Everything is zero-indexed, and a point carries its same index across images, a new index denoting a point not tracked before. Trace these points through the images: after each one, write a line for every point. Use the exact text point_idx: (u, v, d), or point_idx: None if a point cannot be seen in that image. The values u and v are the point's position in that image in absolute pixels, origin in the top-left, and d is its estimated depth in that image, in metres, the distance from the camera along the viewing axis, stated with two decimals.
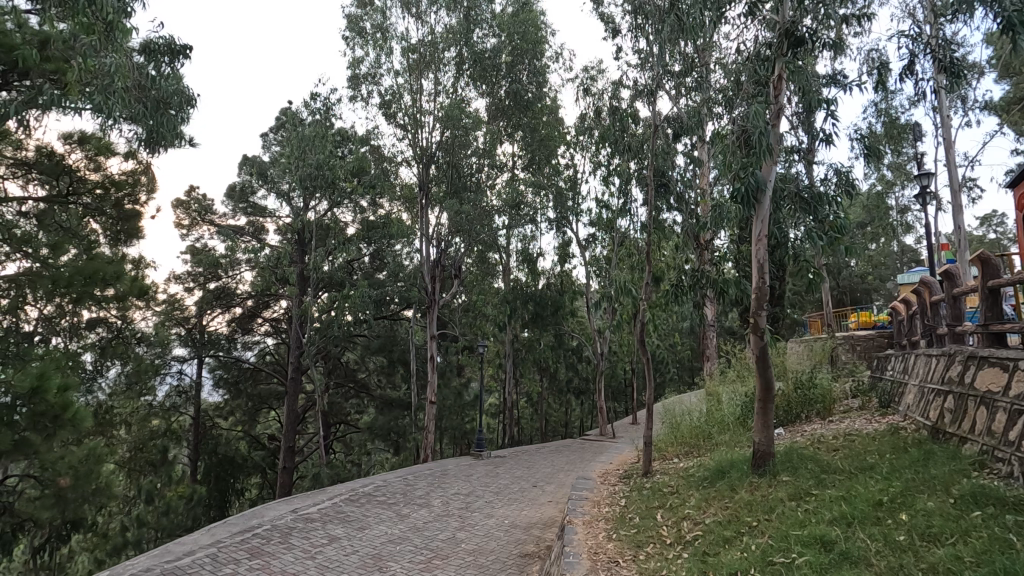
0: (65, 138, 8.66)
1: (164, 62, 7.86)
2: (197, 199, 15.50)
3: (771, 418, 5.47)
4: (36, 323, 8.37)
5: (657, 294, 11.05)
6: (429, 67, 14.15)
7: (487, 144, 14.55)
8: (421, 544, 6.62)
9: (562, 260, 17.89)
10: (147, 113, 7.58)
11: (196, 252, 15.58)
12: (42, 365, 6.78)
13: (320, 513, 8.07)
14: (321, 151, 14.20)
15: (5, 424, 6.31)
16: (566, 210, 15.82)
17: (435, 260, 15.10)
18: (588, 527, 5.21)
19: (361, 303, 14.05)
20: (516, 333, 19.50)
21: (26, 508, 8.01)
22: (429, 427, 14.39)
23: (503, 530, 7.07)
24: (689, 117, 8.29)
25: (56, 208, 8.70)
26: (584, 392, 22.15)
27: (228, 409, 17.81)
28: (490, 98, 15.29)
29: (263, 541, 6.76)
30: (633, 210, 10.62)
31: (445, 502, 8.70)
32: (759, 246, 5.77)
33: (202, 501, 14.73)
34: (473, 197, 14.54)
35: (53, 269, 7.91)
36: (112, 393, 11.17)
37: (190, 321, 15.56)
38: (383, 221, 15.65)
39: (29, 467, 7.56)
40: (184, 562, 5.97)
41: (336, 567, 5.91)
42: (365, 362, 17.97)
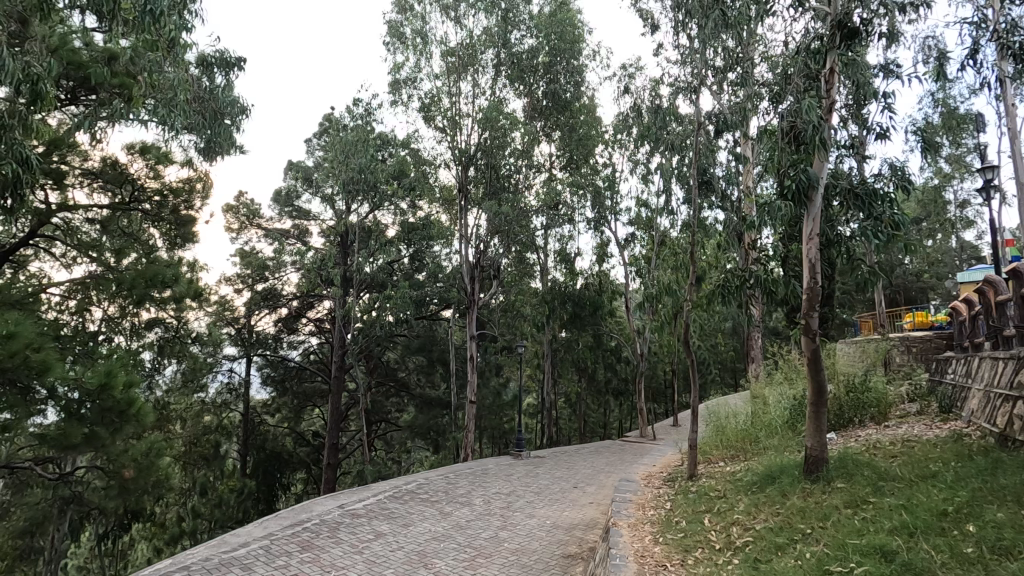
0: (127, 148, 9.07)
1: (217, 73, 8.18)
2: (246, 203, 16.11)
3: (823, 422, 5.28)
4: (99, 323, 8.85)
5: (700, 294, 10.84)
6: (468, 68, 14.26)
7: (525, 146, 14.79)
8: (464, 542, 6.70)
9: (600, 259, 17.79)
10: (206, 124, 8.02)
11: (245, 254, 16.22)
12: (109, 364, 7.21)
13: (366, 509, 8.26)
14: (363, 155, 14.64)
15: (77, 419, 6.74)
16: (605, 209, 15.61)
17: (474, 261, 15.25)
18: (634, 529, 5.16)
19: (403, 304, 14.31)
20: (554, 334, 19.41)
21: (93, 496, 8.51)
22: (469, 427, 14.44)
23: (545, 530, 7.09)
24: (734, 113, 8.09)
25: (119, 214, 9.28)
26: (624, 393, 21.83)
27: (275, 406, 18.41)
28: (527, 99, 15.44)
29: (313, 535, 6.98)
30: (674, 209, 10.44)
31: (487, 501, 8.77)
32: (810, 244, 5.61)
33: (252, 495, 15.35)
34: (512, 198, 14.59)
35: (117, 274, 8.49)
36: (170, 389, 11.78)
37: (240, 321, 16.23)
38: (423, 223, 15.93)
39: (97, 459, 8.01)
40: (240, 554, 6.21)
41: (384, 562, 6.05)
42: (405, 361, 18.18)
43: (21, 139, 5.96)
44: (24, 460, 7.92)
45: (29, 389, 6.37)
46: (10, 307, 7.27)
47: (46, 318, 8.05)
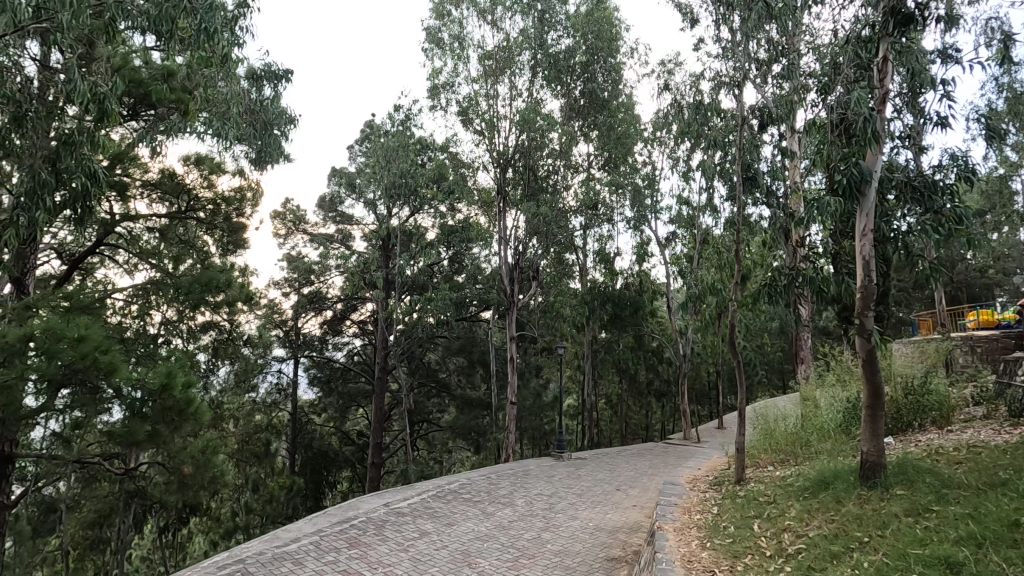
0: (184, 159, 9.54)
1: (266, 85, 8.52)
2: (293, 210, 16.67)
3: (880, 425, 5.05)
4: (159, 326, 9.32)
5: (746, 293, 10.57)
6: (505, 71, 14.34)
7: (563, 146, 14.72)
8: (507, 542, 6.74)
9: (641, 259, 17.57)
10: (257, 135, 8.41)
11: (292, 259, 16.77)
12: (169, 366, 7.60)
13: (411, 508, 8.41)
14: (404, 160, 14.95)
15: (141, 417, 7.10)
16: (645, 209, 15.41)
17: (513, 263, 15.28)
18: (680, 533, 5.08)
19: (444, 306, 14.48)
20: (594, 334, 19.27)
21: (155, 490, 8.97)
22: (510, 428, 14.49)
23: (587, 532, 7.05)
24: (779, 106, 7.85)
25: (177, 223, 9.77)
26: (667, 394, 21.43)
27: (322, 406, 18.93)
28: (564, 100, 15.30)
29: (360, 532, 7.15)
30: (717, 207, 10.20)
31: (529, 502, 8.79)
32: (863, 241, 5.37)
33: (300, 492, 15.83)
34: (551, 198, 14.57)
35: (176, 280, 8.95)
36: (224, 390, 12.28)
37: (287, 323, 16.80)
38: (462, 225, 16.10)
39: (158, 455, 8.42)
40: (291, 549, 6.42)
41: (428, 560, 6.15)
42: (446, 362, 18.41)
43: (89, 154, 6.37)
44: (94, 455, 8.31)
45: (97, 389, 6.77)
46: (80, 311, 7.75)
47: (111, 322, 8.53)
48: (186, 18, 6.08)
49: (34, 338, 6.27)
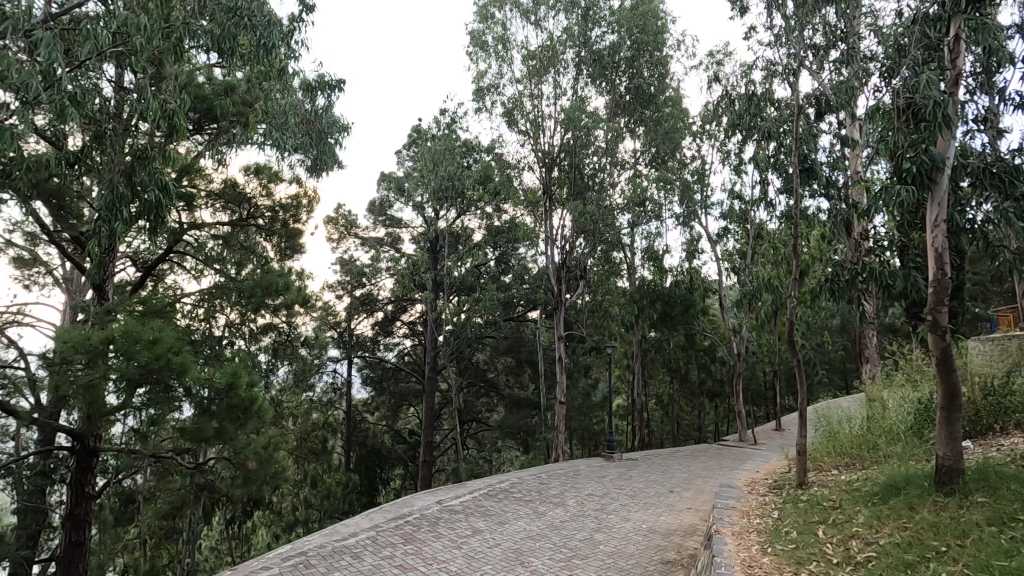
0: (244, 169, 10.01)
1: (319, 95, 8.83)
2: (344, 215, 17.20)
3: (958, 428, 4.74)
4: (223, 328, 9.78)
5: (804, 289, 10.13)
6: (549, 70, 14.30)
7: (610, 143, 14.51)
8: (560, 542, 6.73)
9: (691, 256, 17.17)
10: (313, 144, 8.79)
11: (345, 262, 17.29)
12: (233, 366, 8.00)
13: (463, 506, 8.53)
14: (451, 163, 15.15)
15: (208, 415, 7.49)
16: (695, 204, 15.07)
17: (561, 262, 15.22)
18: (739, 538, 4.93)
19: (492, 306, 14.60)
20: (643, 333, 18.96)
21: (223, 484, 9.47)
22: (559, 427, 14.45)
23: (641, 534, 6.95)
24: (839, 93, 7.46)
25: (238, 230, 10.27)
26: (720, 395, 20.82)
27: (375, 405, 19.43)
28: (609, 96, 15.28)
29: (414, 528, 7.30)
30: (772, 200, 9.84)
31: (580, 502, 8.75)
32: (936, 232, 5.04)
33: (356, 488, 16.27)
34: (597, 196, 14.43)
35: (240, 284, 9.42)
36: (284, 389, 12.79)
37: (341, 325, 17.33)
38: (508, 226, 16.21)
39: (225, 450, 8.87)
40: (349, 543, 6.63)
41: (482, 557, 6.22)
42: (494, 362, 18.53)
43: (161, 168, 6.80)
44: (167, 451, 8.85)
45: (168, 388, 7.20)
46: (154, 314, 8.24)
47: (181, 324, 9.05)
48: (247, 35, 6.65)
49: (115, 341, 6.75)
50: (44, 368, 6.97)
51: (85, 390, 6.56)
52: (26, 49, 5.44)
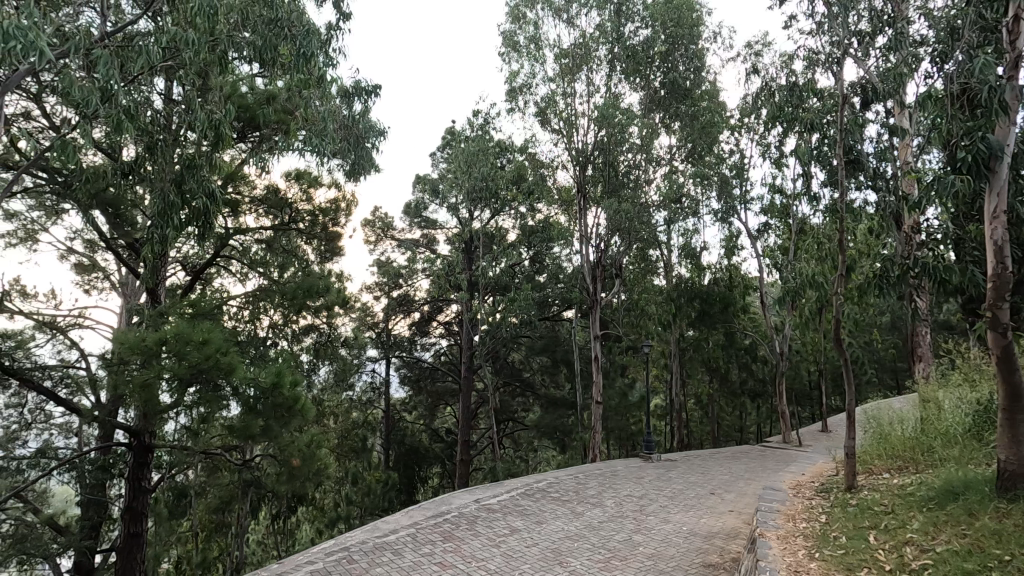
0: (285, 176, 10.33)
1: (356, 100, 9.03)
2: (381, 217, 17.52)
3: (1021, 431, 4.48)
4: (267, 329, 10.10)
5: (850, 285, 9.76)
6: (582, 68, 14.23)
7: (644, 139, 14.31)
8: (598, 543, 6.69)
9: (730, 253, 16.78)
10: (350, 148, 8.99)
11: (382, 264, 17.61)
12: (277, 366, 8.27)
13: (500, 505, 8.57)
14: (484, 164, 15.24)
15: (254, 413, 7.76)
16: (734, 199, 14.74)
17: (596, 260, 15.12)
18: (784, 542, 4.80)
19: (526, 306, 14.61)
20: (681, 332, 18.64)
21: (269, 480, 9.80)
22: (595, 427, 14.34)
23: (681, 536, 6.84)
24: (886, 80, 7.17)
25: (280, 234, 10.60)
26: (762, 395, 20.25)
27: (412, 404, 19.73)
28: (644, 92, 14.92)
29: (453, 526, 7.38)
30: (815, 194, 9.53)
31: (618, 503, 8.68)
32: (995, 225, 4.76)
33: (395, 486, 16.55)
34: (632, 194, 14.26)
35: (282, 287, 9.72)
36: (325, 389, 13.12)
37: (379, 325, 17.66)
38: (543, 226, 16.21)
39: (270, 448, 9.17)
40: (390, 540, 6.76)
41: (520, 557, 6.24)
42: (530, 362, 18.53)
43: (208, 175, 7.08)
44: (216, 448, 9.20)
45: (217, 387, 7.47)
46: (203, 316, 8.57)
47: (229, 326, 9.41)
48: (287, 44, 6.89)
49: (167, 342, 7.07)
50: (104, 369, 7.37)
51: (141, 389, 6.90)
52: (84, 67, 5.77)
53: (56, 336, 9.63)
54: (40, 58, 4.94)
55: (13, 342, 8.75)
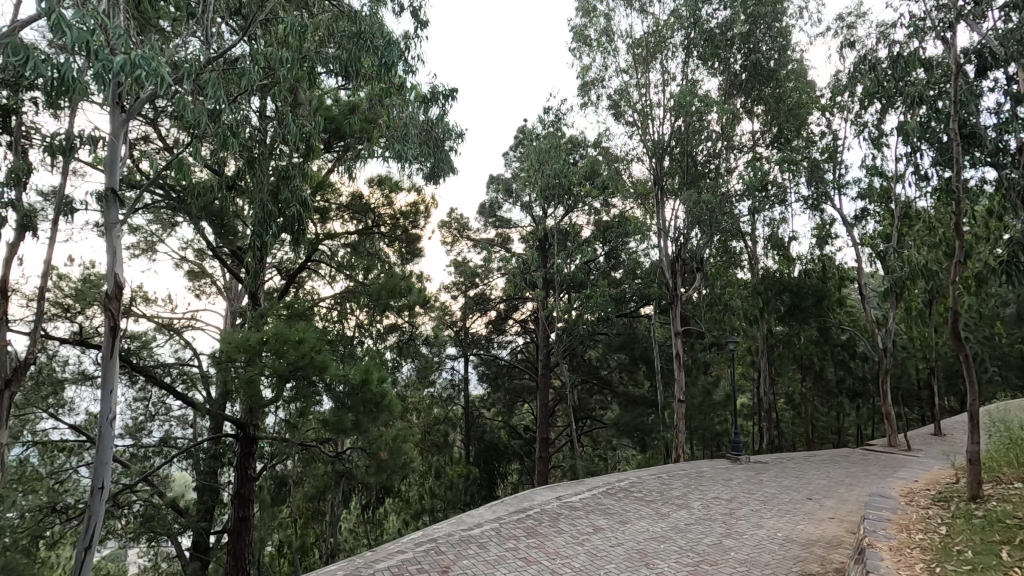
0: (369, 182, 10.84)
1: (435, 105, 9.28)
2: (457, 219, 17.89)
3: None
4: (354, 329, 10.48)
5: (967, 273, 8.82)
6: (656, 57, 13.84)
7: (725, 126, 13.66)
8: (686, 546, 6.49)
9: (823, 242, 15.68)
10: (429, 152, 9.29)
11: (458, 264, 18.00)
12: (365, 364, 8.67)
13: (582, 503, 8.53)
14: (557, 160, 15.21)
15: (345, 408, 8.18)
16: (826, 184, 13.81)
17: (675, 254, 14.68)
18: (898, 553, 4.41)
19: (603, 303, 14.38)
20: (769, 328, 17.66)
21: (359, 472, 10.30)
22: (678, 426, 13.88)
23: (776, 542, 6.48)
24: (1007, 43, 6.42)
25: (365, 238, 11.14)
26: (863, 394, 18.72)
27: (491, 400, 20.05)
28: (723, 77, 14.26)
29: (536, 522, 7.43)
30: (922, 174, 8.68)
31: (706, 505, 8.36)
32: None
33: (476, 481, 16.87)
34: (712, 183, 13.65)
35: (369, 288, 10.21)
36: (408, 385, 13.61)
37: (458, 324, 18.11)
38: (618, 221, 15.91)
39: (360, 441, 9.64)
40: (475, 533, 6.90)
41: (604, 556, 6.17)
42: (607, 359, 18.24)
43: (300, 185, 7.56)
44: (313, 441, 9.80)
45: (313, 383, 7.94)
46: (298, 317, 9.15)
47: (321, 326, 9.99)
48: (370, 56, 7.28)
49: (268, 342, 7.63)
50: (214, 366, 8.08)
51: (246, 384, 7.50)
52: (193, 90, 6.34)
53: (173, 337, 10.67)
54: (159, 82, 5.48)
55: (140, 342, 9.83)
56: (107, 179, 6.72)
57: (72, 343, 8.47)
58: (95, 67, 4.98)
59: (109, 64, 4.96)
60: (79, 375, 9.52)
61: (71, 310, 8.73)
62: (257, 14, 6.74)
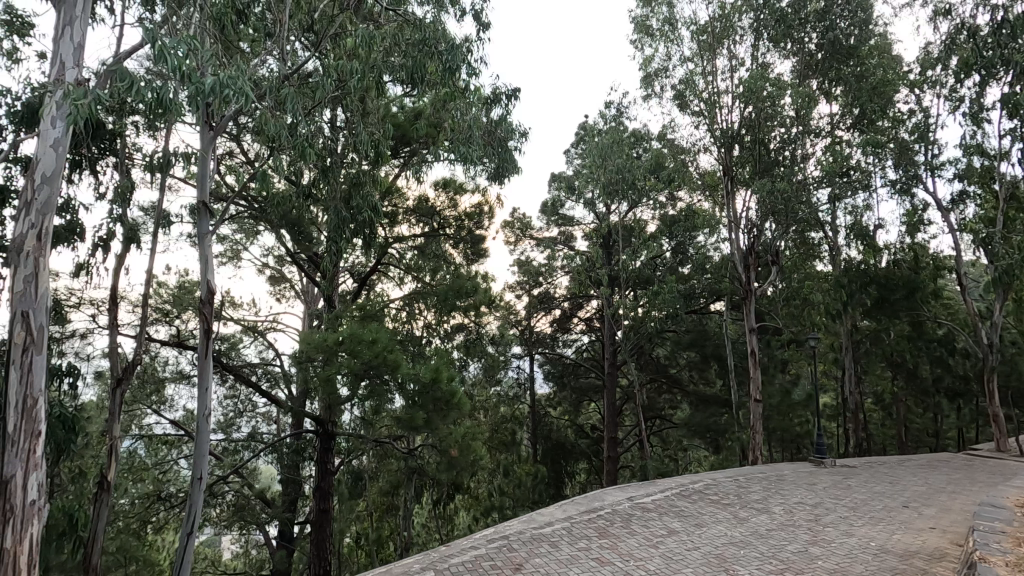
0: (434, 185, 11.08)
1: (497, 106, 9.35)
2: (520, 218, 17.94)
3: None
4: (423, 329, 10.71)
5: None
6: (723, 42, 13.29)
7: (800, 110, 12.91)
8: (768, 552, 6.20)
9: (914, 229, 14.50)
10: (492, 152, 9.38)
11: (522, 264, 18.06)
12: (435, 364, 8.88)
13: (655, 504, 8.33)
14: (620, 155, 14.96)
15: (416, 406, 8.41)
16: (916, 167, 12.78)
17: (748, 247, 14.06)
18: (1016, 569, 4.00)
19: (672, 299, 13.97)
20: (854, 322, 16.53)
21: (430, 468, 10.56)
22: (756, 427, 13.26)
23: (869, 552, 6.06)
24: None
25: (431, 240, 11.42)
26: (965, 394, 17.12)
27: (557, 399, 19.98)
28: (798, 57, 13.49)
29: (608, 523, 7.34)
30: None
31: (789, 511, 7.94)
32: None
33: (545, 480, 16.85)
34: (787, 172, 12.95)
35: (437, 289, 10.46)
36: (476, 384, 13.81)
37: (523, 323, 18.19)
38: (685, 214, 15.39)
39: (431, 438, 9.87)
40: (547, 532, 6.90)
41: (681, 559, 6.00)
42: (676, 356, 17.71)
43: (371, 191, 7.83)
44: (386, 437, 10.14)
45: (385, 382, 8.22)
46: (370, 318, 9.50)
47: (392, 326, 10.30)
48: (434, 61, 7.47)
49: (344, 343, 7.98)
50: (295, 365, 8.53)
51: (324, 383, 7.87)
52: (274, 106, 6.73)
53: (257, 338, 11.38)
54: (244, 100, 5.86)
55: (229, 344, 10.56)
56: (199, 193, 7.25)
57: (172, 345, 9.22)
58: (189, 90, 5.40)
59: (200, 86, 5.36)
60: (178, 374, 10.35)
61: (170, 315, 9.50)
62: (328, 30, 7.08)
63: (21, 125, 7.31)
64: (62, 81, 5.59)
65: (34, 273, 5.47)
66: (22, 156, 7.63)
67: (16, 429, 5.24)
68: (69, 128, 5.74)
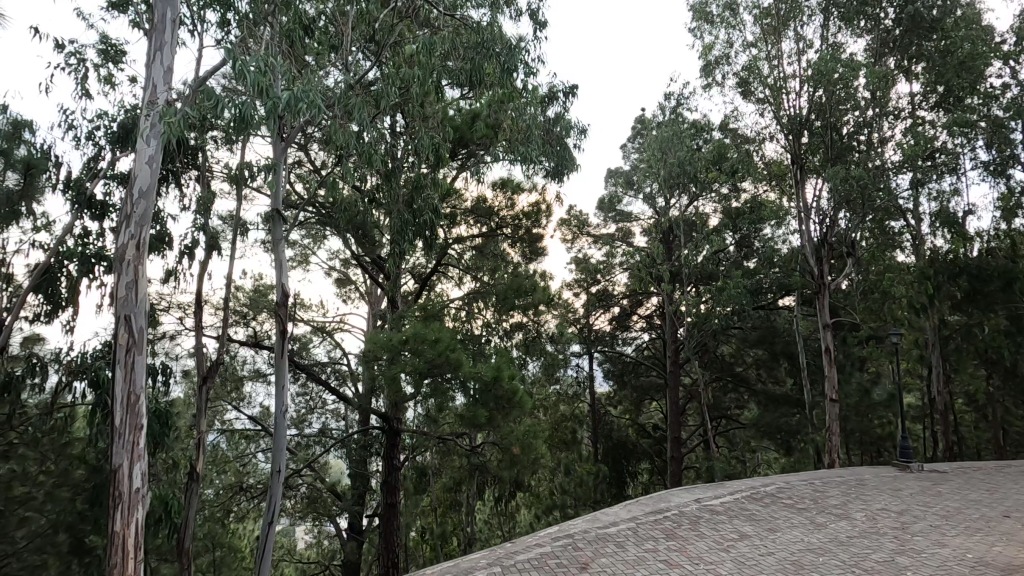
0: (492, 185, 11.20)
1: (553, 104, 9.34)
2: (577, 216, 17.79)
3: None
4: (483, 328, 10.79)
5: None
6: (789, 24, 12.67)
7: (876, 91, 12.12)
8: (849, 560, 5.88)
9: (1010, 214, 13.30)
10: (550, 150, 9.37)
11: (580, 261, 17.90)
12: (496, 362, 8.97)
13: (724, 507, 8.05)
14: (681, 148, 14.55)
15: (479, 403, 8.52)
16: (1012, 145, 11.73)
17: (819, 239, 13.34)
18: None
19: (738, 295, 13.43)
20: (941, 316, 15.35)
21: (493, 465, 10.67)
22: (832, 428, 12.56)
23: (964, 564, 5.63)
24: None
25: (490, 240, 11.53)
26: None
27: (618, 398, 19.69)
28: (872, 35, 12.68)
29: (675, 524, 7.17)
30: None
31: (872, 517, 7.48)
32: None
33: (606, 479, 16.63)
34: (862, 157, 12.20)
35: (496, 288, 10.56)
36: (536, 383, 13.84)
37: (581, 321, 18.04)
38: (751, 206, 14.76)
39: (492, 435, 9.97)
40: (612, 532, 6.82)
41: (754, 564, 5.79)
42: (742, 354, 17.04)
43: (431, 194, 8.00)
44: (449, 434, 10.32)
45: (448, 379, 8.38)
46: (431, 317, 9.70)
47: (452, 325, 10.44)
48: (491, 62, 7.59)
49: (408, 342, 8.20)
50: (362, 364, 8.85)
51: (390, 381, 8.12)
52: (342, 115, 7.02)
53: (326, 338, 11.90)
54: (315, 111, 6.16)
55: (300, 344, 11.09)
56: (273, 201, 7.66)
57: (250, 345, 9.81)
58: (267, 104, 5.73)
59: (277, 100, 5.68)
60: (255, 373, 10.98)
61: (247, 317, 10.09)
62: (389, 39, 7.32)
63: (117, 144, 7.97)
64: (155, 103, 6.07)
65: (135, 279, 5.96)
66: (119, 173, 8.34)
67: (123, 423, 5.73)
68: (162, 145, 6.21)
